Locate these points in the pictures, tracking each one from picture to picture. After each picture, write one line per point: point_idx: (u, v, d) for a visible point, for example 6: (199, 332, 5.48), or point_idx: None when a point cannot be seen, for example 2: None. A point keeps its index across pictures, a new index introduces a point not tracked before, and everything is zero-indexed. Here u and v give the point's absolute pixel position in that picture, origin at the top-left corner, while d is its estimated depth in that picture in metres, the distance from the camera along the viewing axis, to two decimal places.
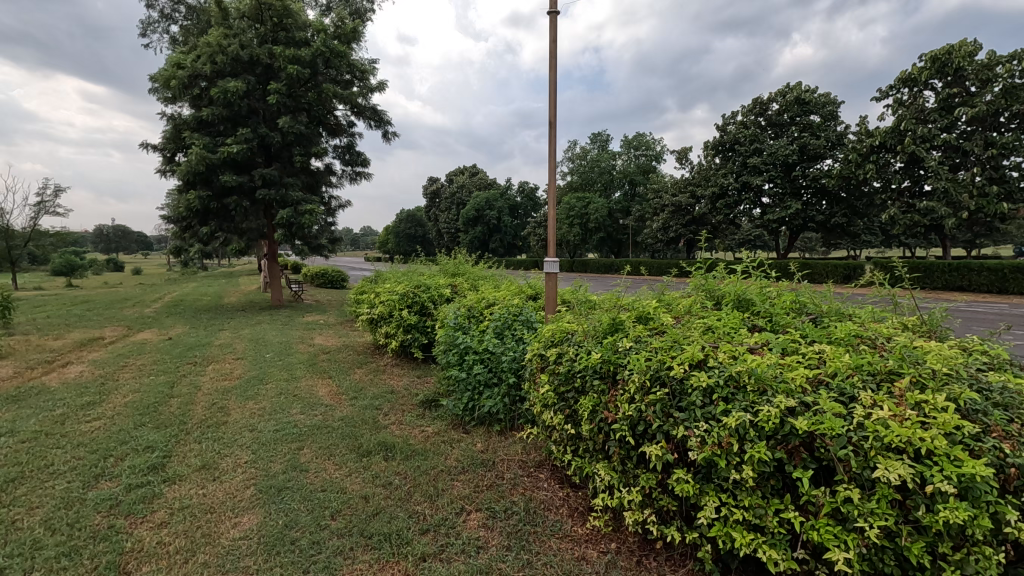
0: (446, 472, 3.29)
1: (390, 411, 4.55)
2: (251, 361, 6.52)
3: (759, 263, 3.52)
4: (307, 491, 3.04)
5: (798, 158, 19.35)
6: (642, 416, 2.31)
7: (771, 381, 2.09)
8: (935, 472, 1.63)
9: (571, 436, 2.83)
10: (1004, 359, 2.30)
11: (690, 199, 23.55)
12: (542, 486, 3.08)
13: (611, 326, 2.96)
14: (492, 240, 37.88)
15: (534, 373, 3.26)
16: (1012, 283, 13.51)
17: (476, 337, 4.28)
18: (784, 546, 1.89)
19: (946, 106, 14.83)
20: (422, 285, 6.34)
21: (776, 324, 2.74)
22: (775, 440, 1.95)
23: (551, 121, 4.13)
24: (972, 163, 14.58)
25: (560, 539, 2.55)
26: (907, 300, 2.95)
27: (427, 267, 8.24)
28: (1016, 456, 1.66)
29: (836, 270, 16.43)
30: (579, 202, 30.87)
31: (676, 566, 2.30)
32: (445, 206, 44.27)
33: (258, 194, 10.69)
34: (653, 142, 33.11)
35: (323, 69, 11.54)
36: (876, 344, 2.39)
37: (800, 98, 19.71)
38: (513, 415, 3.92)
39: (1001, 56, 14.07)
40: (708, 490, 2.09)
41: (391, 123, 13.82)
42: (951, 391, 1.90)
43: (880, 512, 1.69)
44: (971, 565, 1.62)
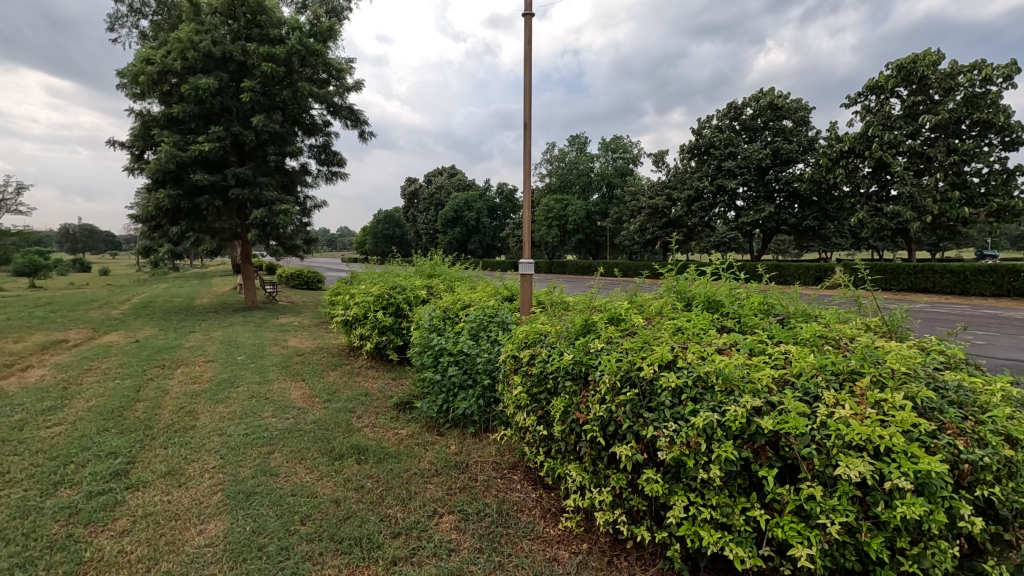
0: (419, 475, 3.26)
1: (364, 414, 4.49)
2: (222, 364, 6.37)
3: (730, 264, 3.58)
4: (276, 496, 2.99)
5: (772, 162, 19.77)
6: (612, 416, 2.32)
7: (738, 381, 2.12)
8: (893, 469, 1.67)
9: (543, 437, 2.84)
10: (960, 358, 2.38)
11: (666, 202, 23.86)
12: (515, 488, 3.09)
13: (584, 327, 2.98)
14: (471, 241, 37.81)
15: (508, 375, 3.26)
16: (973, 285, 13.98)
17: (451, 339, 4.26)
18: (750, 543, 1.92)
19: (911, 113, 15.30)
20: (398, 287, 6.30)
21: (744, 325, 2.80)
22: (742, 439, 1.97)
23: (526, 122, 4.13)
24: (936, 169, 15.07)
25: (532, 540, 2.55)
26: (869, 301, 3.03)
27: (403, 268, 8.19)
28: (970, 452, 1.71)
29: (808, 272, 16.80)
30: (557, 204, 31.04)
31: (646, 565, 2.32)
32: (423, 207, 44.02)
33: (231, 194, 10.48)
34: (631, 145, 33.42)
35: (299, 67, 11.39)
36: (840, 344, 2.44)
37: (773, 104, 20.13)
38: (488, 417, 3.93)
39: (963, 66, 14.56)
40: (676, 490, 2.11)
41: (368, 123, 13.70)
42: (908, 390, 1.95)
43: (841, 509, 1.73)
44: (927, 559, 1.67)
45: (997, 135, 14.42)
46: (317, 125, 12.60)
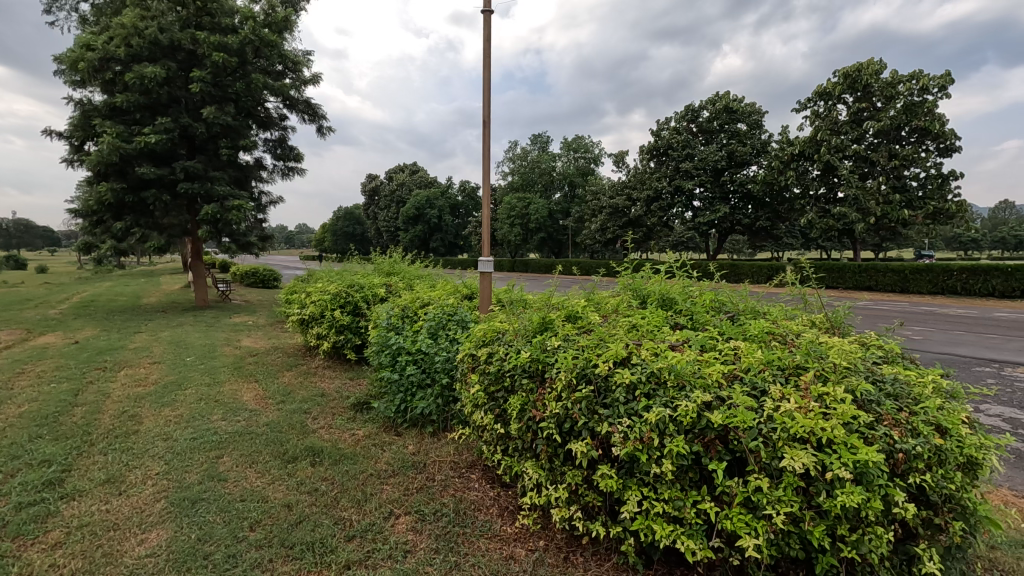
0: (375, 476, 3.21)
1: (320, 415, 4.38)
2: (170, 365, 6.12)
3: (684, 263, 3.66)
4: (225, 502, 2.88)
5: (727, 164, 20.39)
6: (568, 413, 2.33)
7: (690, 376, 2.16)
8: (835, 459, 1.74)
9: (501, 435, 2.83)
10: (897, 352, 2.50)
11: (627, 202, 24.22)
12: (473, 487, 3.06)
13: (541, 325, 2.98)
14: (433, 239, 37.51)
15: (466, 373, 3.24)
16: (911, 283, 14.77)
17: (410, 338, 4.20)
18: (701, 535, 1.97)
19: (857, 119, 16.05)
20: (355, 284, 6.19)
21: (696, 322, 2.85)
22: (693, 434, 2.01)
23: (486, 120, 4.11)
24: (879, 172, 15.84)
25: (488, 539, 2.54)
26: (814, 298, 3.14)
27: (362, 266, 8.03)
28: (904, 441, 1.79)
29: (760, 270, 17.39)
30: (520, 202, 31.17)
31: (602, 560, 2.33)
32: (383, 204, 43.41)
33: (179, 188, 10.04)
34: (592, 145, 33.80)
35: (252, 58, 11.00)
36: (786, 340, 2.53)
37: (728, 107, 20.71)
38: (447, 416, 3.89)
39: (903, 76, 15.35)
40: (630, 485, 2.13)
41: (326, 117, 13.37)
42: (849, 383, 2.04)
43: (786, 499, 1.79)
44: (865, 544, 1.74)
45: (933, 142, 15.27)
46: (271, 118, 12.22)
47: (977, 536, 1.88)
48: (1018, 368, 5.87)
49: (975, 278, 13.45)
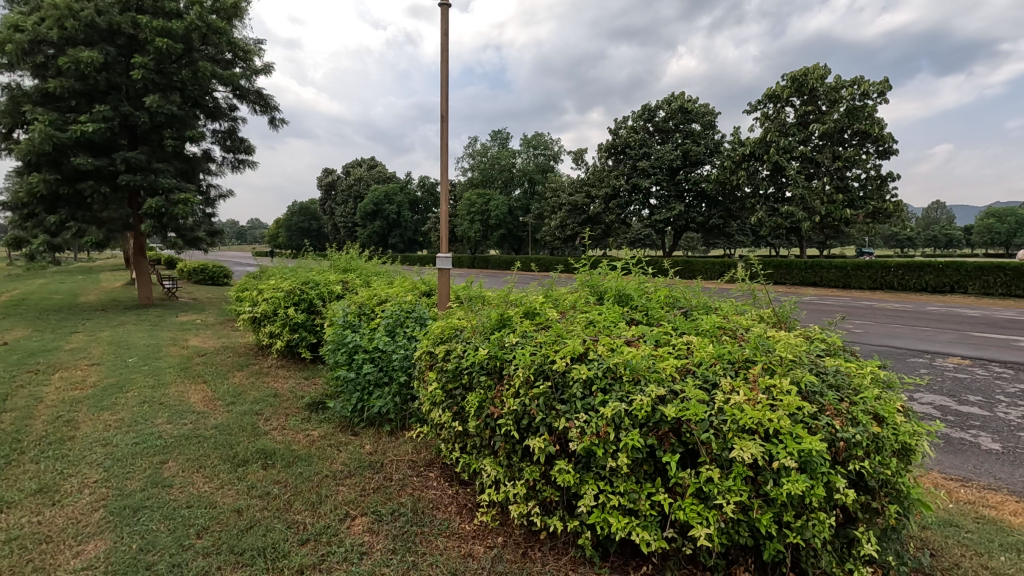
0: (331, 477, 3.13)
1: (272, 416, 4.25)
2: (110, 367, 5.81)
3: (640, 259, 3.72)
4: (170, 509, 2.75)
5: (682, 163, 20.92)
6: (526, 410, 2.33)
7: (644, 371, 2.20)
8: (781, 449, 1.80)
9: (459, 433, 2.82)
10: (838, 345, 2.61)
11: (586, 199, 24.49)
12: (431, 485, 3.04)
13: (499, 321, 2.98)
14: (392, 235, 36.99)
15: (423, 371, 3.20)
16: (853, 279, 15.53)
17: (367, 336, 4.12)
18: (655, 527, 2.01)
19: (803, 122, 16.73)
20: (310, 281, 6.03)
21: (651, 318, 2.91)
22: (647, 427, 2.04)
23: (444, 115, 4.07)
24: (823, 173, 16.57)
25: (446, 537, 2.52)
26: (763, 294, 3.24)
27: (317, 262, 7.83)
28: (845, 430, 1.88)
29: (713, 267, 17.92)
30: (480, 198, 31.11)
31: (560, 554, 2.35)
32: (340, 199, 42.45)
33: (120, 180, 9.53)
34: (551, 143, 34.01)
35: (199, 45, 10.51)
36: (736, 334, 2.60)
37: (683, 107, 21.21)
38: (405, 414, 3.83)
39: (846, 81, 16.08)
40: (587, 479, 2.15)
41: (278, 109, 12.94)
42: (794, 375, 2.12)
43: (735, 489, 1.85)
44: (809, 530, 1.82)
45: (873, 144, 16.08)
46: (220, 108, 11.74)
47: (910, 517, 1.99)
48: (948, 358, 6.26)
49: (910, 274, 14.27)
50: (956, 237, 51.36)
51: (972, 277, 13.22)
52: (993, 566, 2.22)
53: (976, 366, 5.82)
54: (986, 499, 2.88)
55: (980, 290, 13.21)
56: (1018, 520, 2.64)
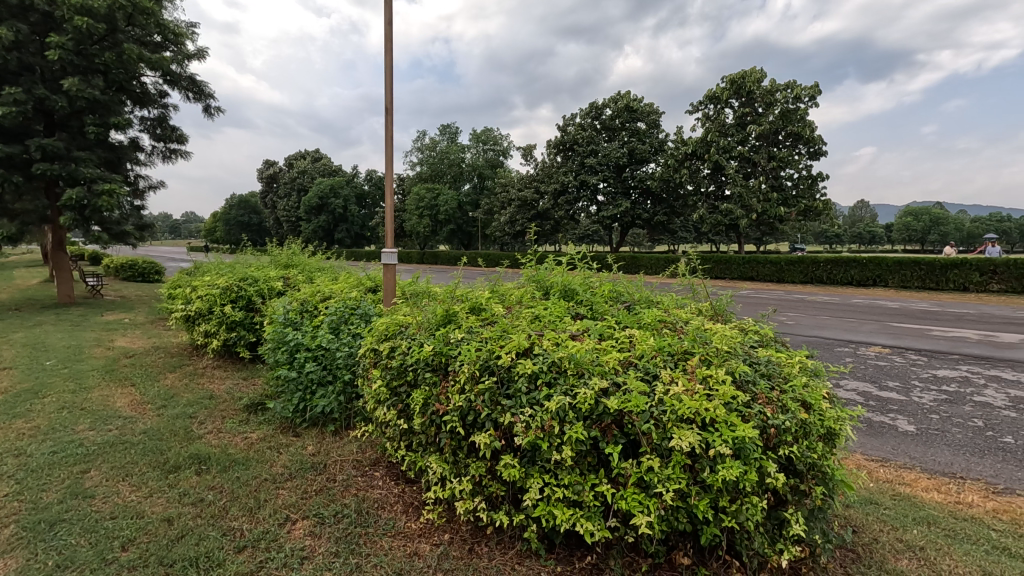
0: (270, 481, 3.02)
1: (207, 419, 4.05)
2: (24, 370, 5.37)
3: (585, 255, 3.77)
4: (91, 521, 2.57)
5: (628, 161, 21.42)
6: (471, 406, 2.31)
7: (588, 364, 2.23)
8: (717, 437, 1.87)
9: (404, 430, 2.77)
10: (770, 336, 2.73)
11: (535, 196, 24.54)
12: (377, 484, 2.98)
13: (444, 317, 2.94)
14: (338, 230, 36.02)
15: (368, 369, 3.13)
16: (786, 274, 16.34)
17: (309, 334, 3.99)
18: (598, 517, 2.05)
19: (741, 123, 17.45)
20: (248, 277, 5.77)
21: (595, 312, 2.95)
22: (591, 420, 2.07)
23: (388, 108, 3.98)
24: (760, 172, 17.35)
25: (392, 537, 2.48)
26: (701, 288, 3.35)
27: (257, 258, 7.51)
28: (775, 417, 1.97)
29: (657, 262, 18.43)
30: (428, 193, 30.78)
31: (506, 549, 2.35)
32: (283, 192, 40.94)
33: (35, 169, 8.82)
34: (501, 138, 34.03)
35: (125, 26, 9.84)
36: (676, 327, 2.68)
37: (629, 106, 21.67)
38: (349, 414, 3.74)
39: (780, 85, 16.87)
40: (532, 472, 2.16)
41: (213, 96, 12.30)
42: (730, 366, 2.20)
43: (674, 477, 1.90)
44: (743, 513, 1.89)
45: (804, 146, 16.98)
46: (148, 94, 11.04)
47: (834, 497, 2.11)
48: (869, 347, 6.71)
49: (838, 269, 15.17)
50: (877, 233, 55.15)
51: (892, 271, 14.24)
52: (906, 539, 2.39)
53: (894, 354, 6.26)
54: (902, 477, 3.10)
55: (899, 284, 14.24)
56: (928, 495, 2.87)
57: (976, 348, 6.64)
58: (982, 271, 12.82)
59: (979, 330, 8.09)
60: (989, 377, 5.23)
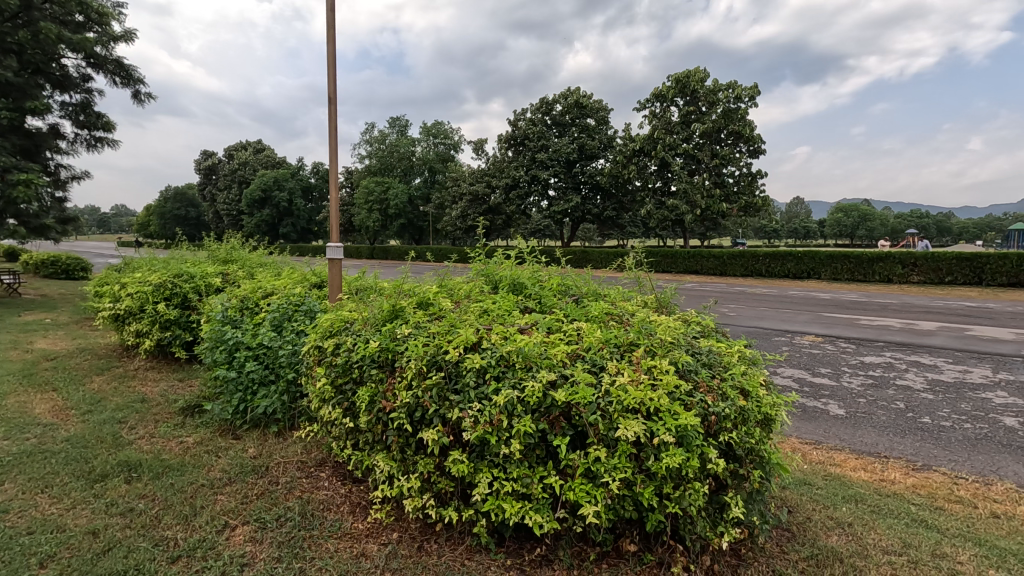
0: (207, 486, 2.88)
1: (139, 424, 3.81)
2: None
3: (534, 248, 3.77)
4: (4, 538, 2.38)
5: (578, 156, 21.70)
6: (419, 402, 2.27)
7: (536, 358, 2.23)
8: (661, 425, 1.91)
9: (350, 429, 2.70)
10: (711, 327, 2.82)
11: (486, 189, 24.16)
12: (323, 486, 2.89)
13: (391, 312, 2.88)
14: (283, 224, 34.76)
15: (311, 367, 3.03)
16: (728, 267, 16.99)
17: (250, 332, 3.83)
18: (547, 509, 2.06)
19: (686, 121, 17.98)
20: (183, 273, 5.47)
21: (544, 305, 2.97)
22: (539, 412, 2.07)
23: (331, 97, 3.84)
24: (704, 169, 17.94)
25: (338, 539, 2.41)
26: (647, 281, 3.42)
27: (193, 253, 7.14)
28: (716, 405, 2.03)
29: (606, 256, 18.77)
30: (378, 186, 30.16)
31: (456, 544, 2.34)
32: (223, 184, 39.13)
33: None
34: (451, 132, 33.71)
35: (42, 3, 9.13)
36: (622, 319, 2.73)
37: (579, 102, 21.93)
38: (294, 414, 3.61)
39: (722, 85, 17.49)
40: (481, 467, 2.15)
41: (144, 82, 11.59)
42: (673, 356, 2.26)
43: (620, 467, 1.93)
44: (686, 498, 1.95)
45: (745, 145, 17.68)
46: (70, 78, 10.29)
47: (771, 480, 2.19)
48: (804, 336, 7.07)
49: (776, 262, 15.91)
50: (812, 229, 58.15)
51: (824, 264, 15.06)
52: (836, 516, 2.53)
53: (826, 342, 6.64)
54: (833, 458, 3.28)
55: (830, 276, 15.09)
56: (856, 475, 3.04)
57: (899, 336, 7.11)
58: (904, 264, 13.86)
59: (901, 318, 8.67)
60: (910, 362, 5.62)
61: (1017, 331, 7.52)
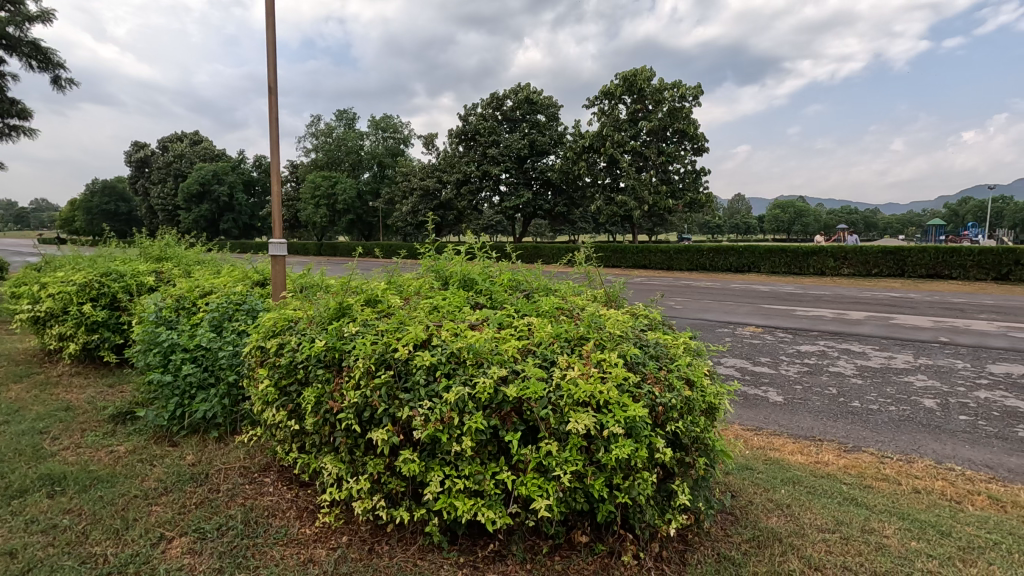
0: (141, 498, 2.72)
1: (62, 434, 3.55)
2: None
3: (485, 244, 3.75)
4: None
5: (529, 152, 21.81)
6: (368, 402, 2.21)
7: (487, 354, 2.21)
8: (611, 417, 1.94)
9: (296, 431, 2.61)
10: (658, 320, 2.89)
11: (437, 184, 23.86)
12: (267, 492, 2.78)
13: (337, 310, 2.80)
14: (223, 220, 33.25)
15: (254, 368, 2.90)
16: (675, 262, 17.48)
17: (187, 333, 3.63)
18: (500, 504, 2.06)
19: (633, 119, 18.37)
20: (111, 271, 5.13)
21: (495, 301, 2.96)
22: (490, 409, 2.06)
23: (272, 87, 3.69)
24: (651, 167, 18.39)
25: (284, 545, 2.32)
26: (596, 276, 3.46)
27: (123, 250, 6.72)
28: (662, 396, 2.08)
29: (558, 251, 18.94)
30: (325, 181, 29.30)
31: (408, 545, 2.30)
32: (156, 178, 37.00)
33: None
34: (401, 126, 33.14)
35: None
36: (573, 314, 2.75)
37: (529, 98, 22.02)
38: (235, 418, 3.46)
39: (668, 84, 17.97)
40: (432, 466, 2.12)
41: (65, 67, 10.81)
42: (623, 349, 2.29)
43: (571, 460, 1.95)
44: (635, 488, 1.99)
45: (689, 143, 18.25)
46: None
47: (715, 466, 2.27)
48: (745, 327, 7.36)
49: (719, 256, 16.51)
50: (752, 224, 60.76)
51: (764, 258, 15.76)
52: (776, 498, 2.65)
53: (765, 333, 6.95)
54: (773, 444, 3.43)
55: (769, 269, 15.81)
56: (794, 458, 3.20)
57: (831, 325, 7.52)
58: (836, 257, 14.68)
59: (833, 308, 9.18)
60: (841, 350, 5.96)
61: (935, 319, 8.11)
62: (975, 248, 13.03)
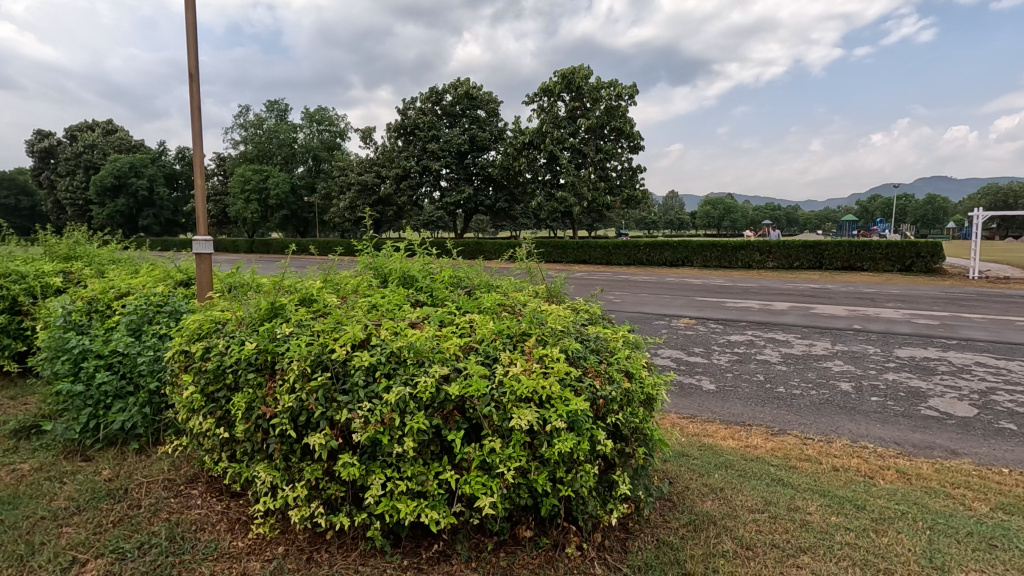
0: (50, 518, 2.49)
1: None
2: None
3: (425, 241, 3.69)
4: None
5: (469, 148, 21.75)
6: (303, 405, 2.12)
7: (428, 352, 2.17)
8: (553, 412, 1.96)
9: (225, 439, 2.46)
10: (598, 314, 2.94)
11: (376, 179, 23.25)
12: (194, 505, 2.61)
13: (269, 311, 2.66)
14: (142, 215, 31.05)
15: (177, 374, 2.72)
16: (613, 257, 17.90)
17: (100, 338, 3.36)
18: (443, 504, 2.03)
19: (572, 116, 18.68)
20: (10, 272, 4.66)
21: (435, 298, 2.91)
22: (432, 408, 2.02)
23: (194, 73, 3.46)
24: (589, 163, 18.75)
25: (214, 560, 2.20)
26: (537, 271, 3.48)
27: (24, 249, 6.13)
28: (603, 388, 2.11)
29: (500, 247, 18.96)
30: (255, 175, 27.94)
31: (348, 551, 2.22)
32: (64, 170, 34.02)
33: None
34: (337, 119, 32.10)
35: None
36: (514, 310, 2.75)
37: (469, 93, 21.92)
38: (158, 427, 3.24)
39: (605, 83, 18.36)
40: (373, 469, 2.06)
41: None
42: (564, 344, 2.31)
43: (515, 456, 1.94)
44: (578, 480, 2.01)
45: (626, 141, 18.77)
46: None
47: (653, 455, 2.33)
48: (680, 319, 7.65)
49: (655, 251, 17.08)
50: (685, 220, 63.32)
51: (696, 253, 16.42)
52: (710, 483, 2.77)
53: (698, 324, 7.26)
54: (706, 430, 3.58)
55: (702, 263, 16.50)
56: (726, 443, 3.36)
57: (758, 315, 7.96)
58: (761, 251, 15.53)
59: (759, 300, 9.71)
60: (767, 339, 6.32)
61: (849, 308, 8.75)
62: (883, 242, 14.15)
